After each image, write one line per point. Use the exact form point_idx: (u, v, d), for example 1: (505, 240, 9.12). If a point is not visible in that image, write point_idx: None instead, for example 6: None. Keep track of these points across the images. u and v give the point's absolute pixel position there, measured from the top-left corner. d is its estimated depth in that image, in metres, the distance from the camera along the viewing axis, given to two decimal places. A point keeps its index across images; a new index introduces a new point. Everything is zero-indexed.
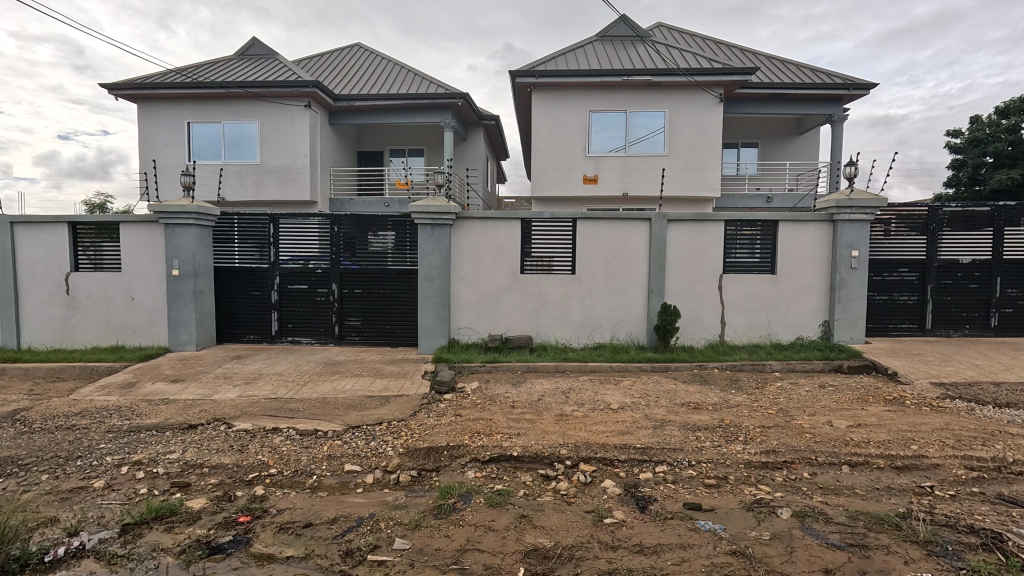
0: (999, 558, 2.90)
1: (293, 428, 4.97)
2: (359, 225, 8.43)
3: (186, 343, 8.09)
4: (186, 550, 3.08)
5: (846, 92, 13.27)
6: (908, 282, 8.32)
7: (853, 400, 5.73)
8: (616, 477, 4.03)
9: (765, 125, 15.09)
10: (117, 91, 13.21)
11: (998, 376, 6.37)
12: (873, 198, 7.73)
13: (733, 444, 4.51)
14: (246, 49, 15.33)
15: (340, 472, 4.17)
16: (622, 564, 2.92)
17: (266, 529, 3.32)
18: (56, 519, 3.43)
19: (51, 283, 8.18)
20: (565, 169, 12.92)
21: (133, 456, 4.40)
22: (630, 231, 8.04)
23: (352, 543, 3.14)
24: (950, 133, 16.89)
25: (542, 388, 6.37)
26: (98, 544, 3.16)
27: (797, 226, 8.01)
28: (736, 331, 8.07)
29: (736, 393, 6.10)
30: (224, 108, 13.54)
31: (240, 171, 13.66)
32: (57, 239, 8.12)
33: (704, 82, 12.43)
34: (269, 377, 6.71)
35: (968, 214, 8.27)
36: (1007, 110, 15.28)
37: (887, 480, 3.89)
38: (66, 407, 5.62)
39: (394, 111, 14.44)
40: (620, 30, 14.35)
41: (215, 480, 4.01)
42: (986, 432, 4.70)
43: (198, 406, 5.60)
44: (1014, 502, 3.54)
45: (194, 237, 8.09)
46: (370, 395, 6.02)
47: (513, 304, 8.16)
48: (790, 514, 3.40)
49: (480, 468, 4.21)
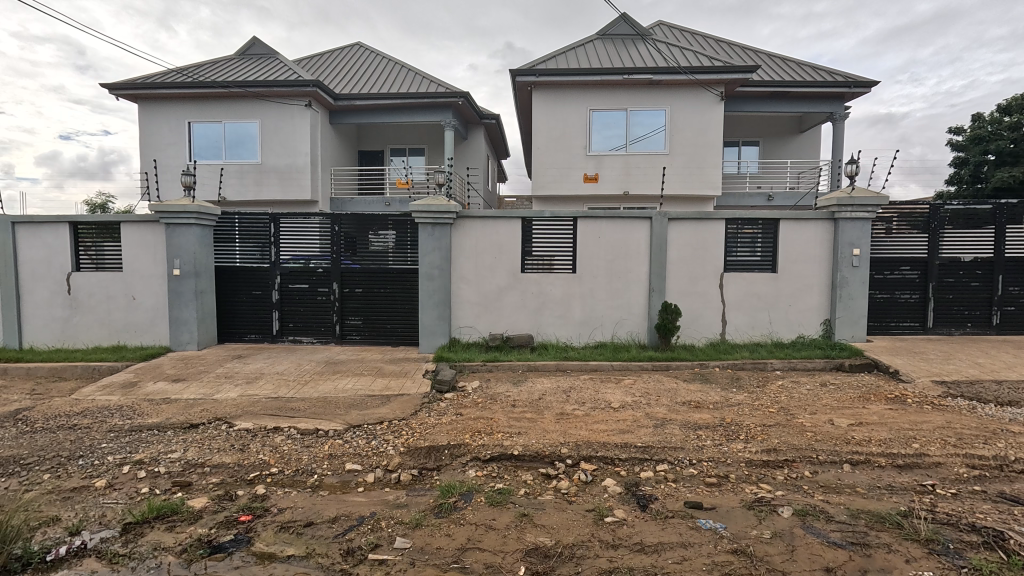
0: (1000, 557, 2.90)
1: (294, 427, 4.97)
2: (359, 225, 8.44)
3: (187, 342, 8.10)
4: (188, 549, 3.09)
5: (847, 89, 13.25)
6: (910, 280, 8.31)
7: (854, 399, 5.73)
8: (617, 475, 4.03)
9: (766, 123, 15.06)
10: (118, 91, 13.22)
11: (1000, 374, 6.36)
12: (875, 197, 7.72)
13: (733, 442, 4.50)
14: (247, 49, 15.32)
15: (341, 471, 4.17)
16: (623, 562, 2.92)
17: (267, 528, 3.32)
18: (58, 518, 3.44)
19: (53, 283, 8.19)
20: (566, 168, 12.92)
21: (135, 455, 4.41)
22: (631, 230, 8.03)
23: (353, 542, 3.15)
24: (952, 130, 16.83)
25: (544, 387, 6.38)
26: (99, 543, 3.16)
27: (798, 224, 7.99)
28: (737, 330, 8.07)
29: (737, 392, 6.10)
30: (225, 108, 13.55)
31: (240, 171, 13.67)
32: (59, 239, 8.13)
33: (705, 80, 12.41)
34: (271, 377, 6.72)
35: (969, 212, 8.25)
36: (1009, 107, 15.23)
37: (888, 479, 3.89)
38: (69, 407, 5.63)
39: (395, 111, 14.43)
40: (621, 28, 14.32)
41: (216, 479, 4.01)
42: (987, 430, 4.69)
43: (200, 405, 5.61)
44: (1016, 500, 3.54)
45: (195, 237, 8.09)
46: (371, 394, 6.02)
47: (514, 303, 8.15)
48: (791, 513, 3.40)
49: (480, 467, 4.21)
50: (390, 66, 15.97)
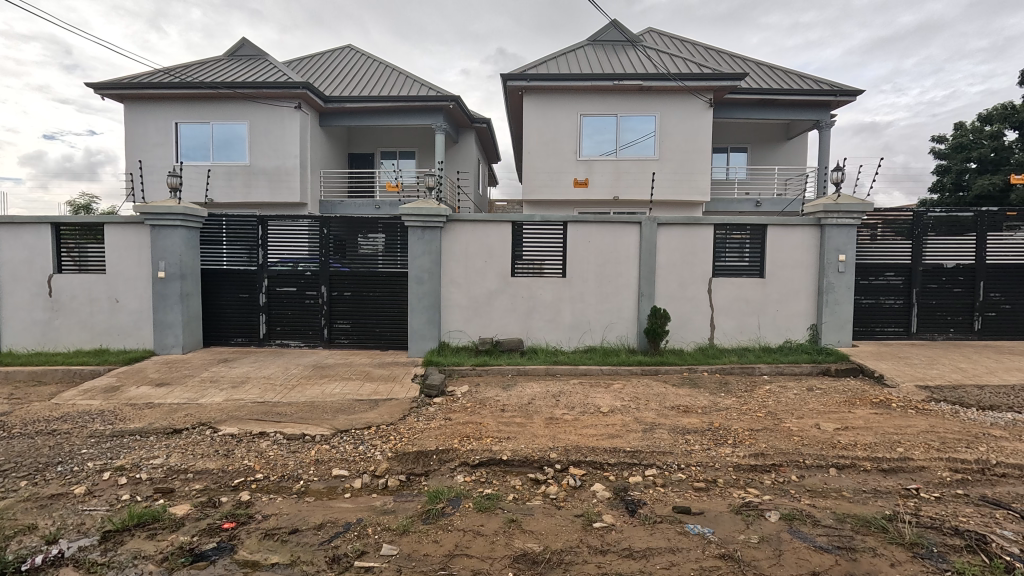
0: (983, 560, 2.92)
1: (280, 432, 4.91)
2: (348, 227, 8.38)
3: (172, 346, 7.98)
4: (169, 557, 3.03)
5: (834, 97, 13.48)
6: (894, 285, 8.42)
7: (840, 403, 5.80)
8: (605, 480, 4.03)
9: (754, 130, 15.25)
10: (103, 90, 13.03)
11: (981, 378, 6.47)
12: (860, 203, 7.83)
13: (722, 447, 4.52)
14: (236, 50, 15.18)
15: (328, 476, 4.13)
16: (611, 567, 2.91)
17: (251, 535, 3.27)
18: (33, 527, 3.34)
19: (34, 284, 8.03)
20: (557, 173, 12.96)
21: (116, 461, 4.32)
22: (622, 234, 8.06)
23: (339, 549, 3.11)
24: (935, 138, 17.17)
25: (533, 391, 6.37)
26: (77, 552, 3.09)
27: (786, 230, 8.07)
28: (725, 335, 8.12)
29: (725, 396, 6.14)
30: (213, 108, 13.42)
31: (228, 173, 13.54)
32: (41, 240, 7.97)
33: (693, 87, 12.51)
34: (257, 380, 6.64)
35: (952, 219, 8.38)
36: (990, 116, 15.61)
37: (874, 482, 3.93)
38: (48, 412, 5.51)
39: (385, 113, 14.39)
40: (611, 34, 14.45)
41: (200, 485, 3.95)
42: (970, 434, 4.77)
43: (184, 410, 5.52)
44: (998, 503, 3.58)
45: (181, 238, 7.98)
46: (359, 399, 5.96)
47: (504, 306, 8.14)
48: (778, 517, 3.42)
49: (469, 472, 4.19)
50: (381, 69, 15.93)
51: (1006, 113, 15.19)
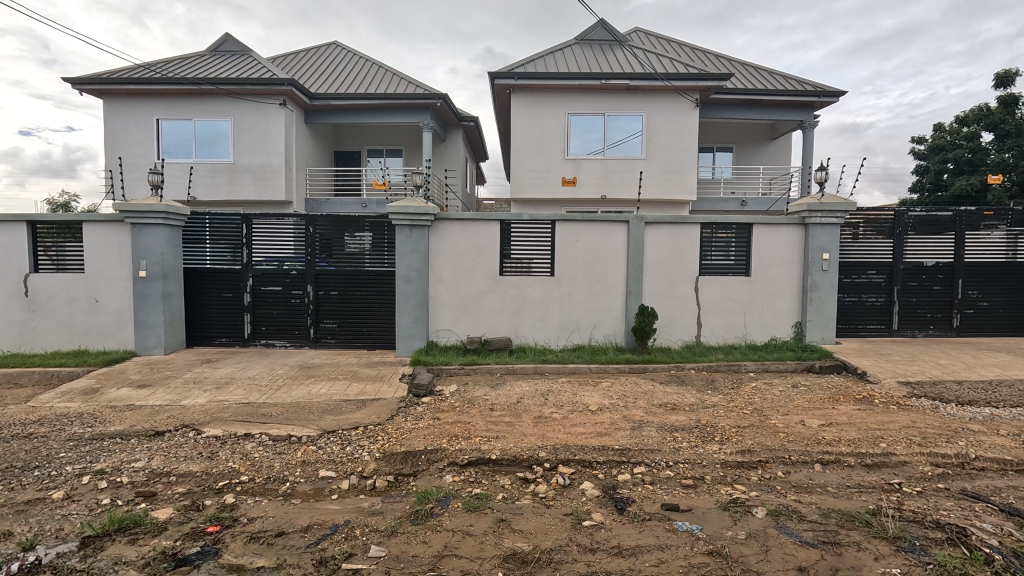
0: (963, 552, 2.98)
1: (266, 433, 4.84)
2: (334, 225, 8.29)
3: (154, 347, 7.83)
4: (151, 563, 2.96)
5: (817, 98, 13.68)
6: (876, 283, 8.56)
7: (824, 400, 5.85)
8: (595, 478, 4.04)
9: (740, 130, 15.41)
10: (80, 85, 12.73)
11: (960, 374, 6.61)
12: (844, 203, 7.95)
13: (709, 444, 4.56)
14: (219, 45, 14.89)
15: (315, 478, 4.08)
16: (601, 566, 2.91)
17: (236, 538, 3.22)
18: (9, 533, 3.25)
19: (9, 284, 7.82)
20: (544, 171, 12.97)
21: (96, 465, 4.22)
22: (610, 233, 8.09)
23: (326, 552, 3.07)
24: (915, 139, 17.50)
25: (522, 390, 6.38)
26: (56, 558, 3.00)
27: (771, 229, 8.16)
28: (712, 332, 8.18)
29: (712, 394, 6.17)
30: (195, 105, 13.18)
31: (212, 170, 13.33)
32: (16, 238, 7.75)
33: (680, 87, 12.60)
34: (241, 381, 6.54)
35: (931, 218, 8.55)
36: (966, 118, 15.94)
37: (857, 478, 3.99)
38: (24, 415, 5.37)
39: (372, 111, 14.27)
40: (598, 33, 14.49)
41: (183, 489, 3.87)
42: (950, 429, 4.86)
43: (166, 411, 5.42)
44: (977, 496, 3.66)
45: (163, 237, 7.83)
46: (346, 399, 5.90)
47: (492, 306, 8.12)
48: (764, 513, 3.45)
49: (457, 472, 4.16)
50: (367, 66, 15.78)
51: (981, 115, 15.51)
